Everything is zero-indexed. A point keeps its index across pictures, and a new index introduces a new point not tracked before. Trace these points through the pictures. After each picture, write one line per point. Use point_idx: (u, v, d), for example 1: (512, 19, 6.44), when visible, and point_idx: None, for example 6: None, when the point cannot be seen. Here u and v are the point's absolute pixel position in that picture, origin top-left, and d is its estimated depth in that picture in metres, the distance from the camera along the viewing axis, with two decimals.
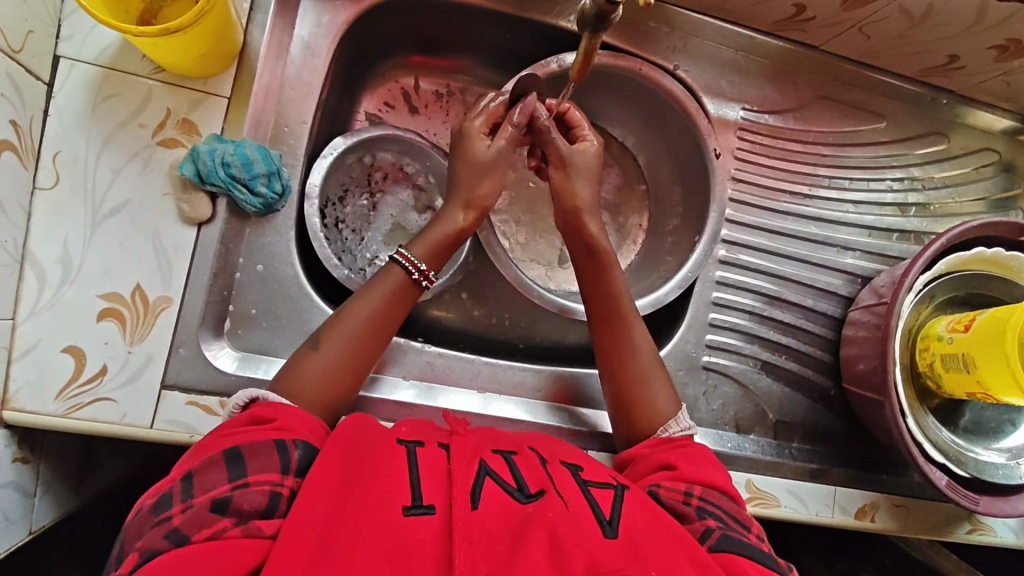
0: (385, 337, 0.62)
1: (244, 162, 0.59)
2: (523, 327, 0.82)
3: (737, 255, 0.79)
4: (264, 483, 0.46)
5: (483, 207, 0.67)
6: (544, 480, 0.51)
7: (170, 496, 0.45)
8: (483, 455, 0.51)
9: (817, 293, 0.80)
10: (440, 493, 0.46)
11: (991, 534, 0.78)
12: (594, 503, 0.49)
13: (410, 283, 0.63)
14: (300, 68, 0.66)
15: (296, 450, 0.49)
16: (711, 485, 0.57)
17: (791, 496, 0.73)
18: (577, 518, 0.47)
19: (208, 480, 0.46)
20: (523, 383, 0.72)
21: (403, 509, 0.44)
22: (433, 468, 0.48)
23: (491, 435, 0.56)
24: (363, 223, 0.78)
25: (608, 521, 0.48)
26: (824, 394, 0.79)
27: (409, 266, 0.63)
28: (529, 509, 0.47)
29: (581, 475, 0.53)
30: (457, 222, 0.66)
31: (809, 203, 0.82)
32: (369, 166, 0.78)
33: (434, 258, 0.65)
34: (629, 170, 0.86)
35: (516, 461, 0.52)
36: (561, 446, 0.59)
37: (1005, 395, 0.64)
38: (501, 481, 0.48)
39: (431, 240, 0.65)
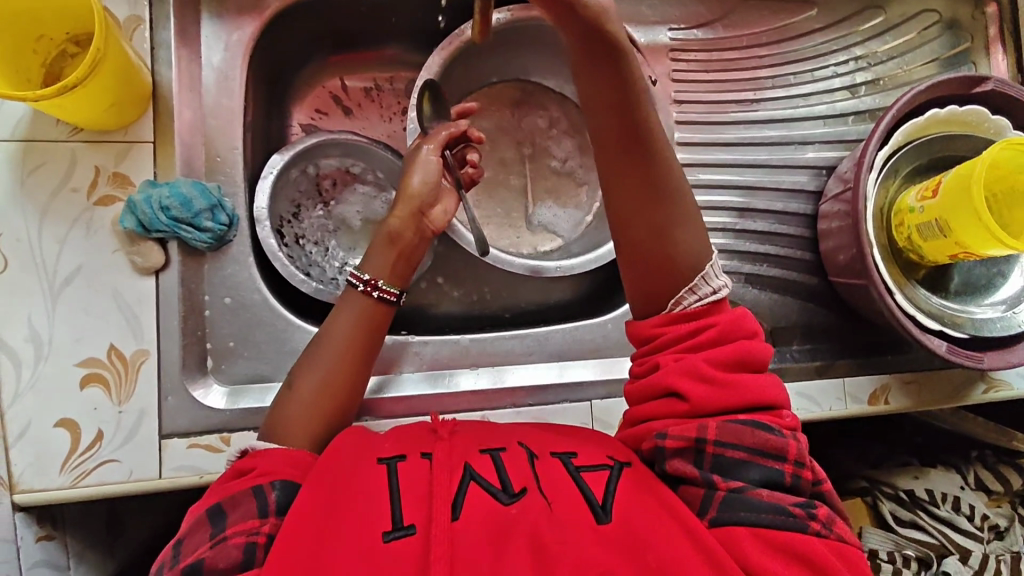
0: (364, 356, 0.61)
1: (183, 201, 0.59)
2: (504, 297, 0.84)
3: (697, 176, 0.78)
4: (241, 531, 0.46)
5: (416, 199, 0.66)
6: (529, 477, 0.50)
7: (164, 563, 0.47)
8: (469, 457, 0.51)
9: (787, 195, 0.79)
10: (420, 509, 0.46)
11: (1007, 389, 0.80)
12: (587, 489, 0.50)
13: (359, 296, 0.62)
14: (218, 96, 0.65)
15: (273, 491, 0.49)
16: (727, 412, 0.53)
17: (801, 397, 0.74)
18: (568, 515, 0.48)
19: (192, 542, 0.47)
20: (514, 351, 0.72)
21: (383, 535, 0.45)
22: (413, 481, 0.49)
23: (478, 433, 0.56)
24: (324, 233, 0.78)
25: (603, 506, 0.49)
26: (814, 292, 0.79)
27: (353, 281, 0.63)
28: (513, 511, 0.47)
29: (575, 460, 0.53)
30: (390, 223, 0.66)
31: (757, 107, 0.80)
32: (315, 176, 0.78)
33: (381, 270, 0.64)
34: (575, 119, 0.85)
35: (503, 457, 0.52)
36: (556, 427, 0.61)
37: (986, 249, 0.63)
38: (486, 484, 0.49)
39: (375, 252, 0.65)
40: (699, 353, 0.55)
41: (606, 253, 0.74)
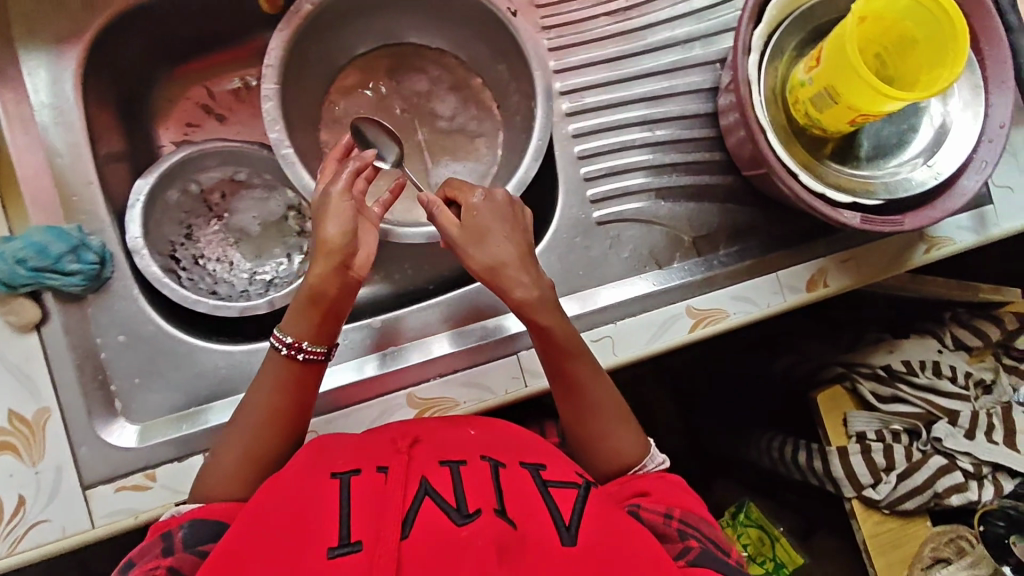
0: (300, 403, 0.60)
1: (38, 250, 0.57)
2: (426, 270, 0.82)
3: (583, 100, 0.73)
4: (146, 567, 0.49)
5: (334, 249, 0.58)
6: (488, 498, 0.48)
7: None
8: (429, 471, 0.50)
9: (685, 97, 0.75)
10: (369, 525, 0.45)
11: (947, 245, 0.78)
12: (556, 510, 0.50)
13: (283, 361, 0.59)
14: (58, 133, 0.63)
15: (181, 530, 0.51)
16: (688, 509, 0.58)
17: (736, 300, 0.72)
18: (530, 535, 0.46)
19: None
20: (429, 322, 0.72)
21: (328, 551, 0.43)
22: (366, 498, 0.47)
23: (441, 446, 0.55)
24: (225, 248, 0.76)
25: (568, 527, 0.48)
26: (733, 191, 0.76)
27: (278, 345, 0.59)
28: (468, 527, 0.45)
29: (542, 475, 0.55)
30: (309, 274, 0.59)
31: (634, 14, 0.74)
32: (200, 192, 0.75)
33: (304, 330, 0.59)
34: (456, 71, 0.82)
35: (463, 473, 0.51)
36: (520, 438, 0.61)
37: (879, 109, 0.60)
38: (441, 500, 0.47)
39: (295, 308, 0.59)
40: (661, 476, 0.61)
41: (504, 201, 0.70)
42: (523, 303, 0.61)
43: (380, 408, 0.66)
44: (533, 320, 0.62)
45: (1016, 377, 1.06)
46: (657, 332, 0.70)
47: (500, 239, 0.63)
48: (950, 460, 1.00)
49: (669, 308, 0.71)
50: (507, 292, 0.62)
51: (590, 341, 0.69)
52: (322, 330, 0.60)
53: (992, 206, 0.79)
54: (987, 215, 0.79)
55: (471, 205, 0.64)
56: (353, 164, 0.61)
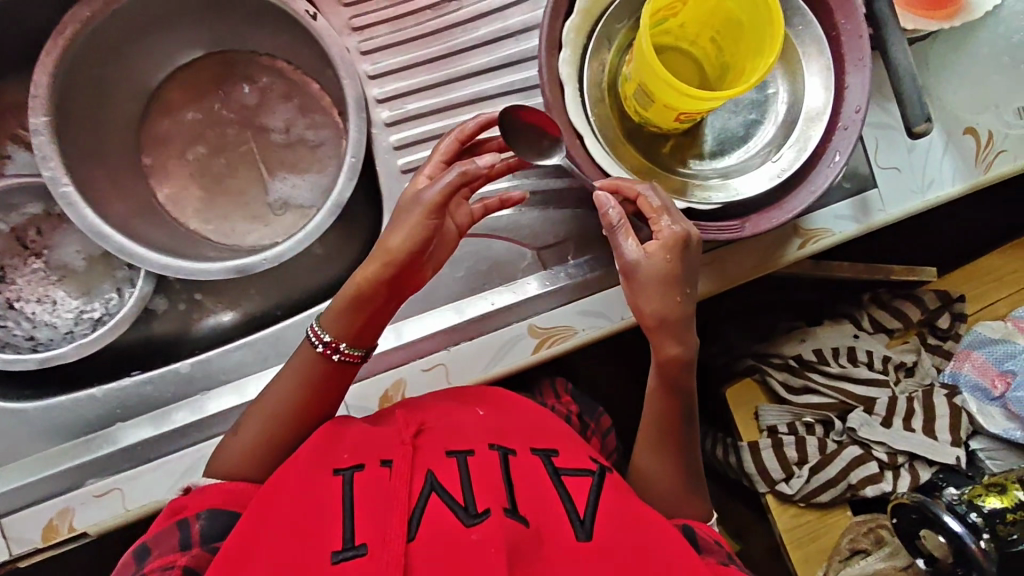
0: (321, 405, 0.58)
1: None
2: (276, 295, 0.77)
3: (405, 107, 0.66)
4: (161, 561, 0.48)
5: (394, 260, 0.55)
6: (495, 495, 0.47)
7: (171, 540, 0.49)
8: (433, 463, 0.49)
9: (522, 95, 0.66)
10: (373, 525, 0.43)
11: (826, 237, 0.71)
12: (567, 503, 0.50)
13: (320, 359, 0.58)
14: None
15: (198, 521, 0.50)
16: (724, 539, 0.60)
17: (584, 316, 0.67)
18: (547, 536, 0.46)
19: (164, 543, 0.49)
20: (246, 360, 0.64)
21: (332, 555, 0.42)
22: (371, 495, 0.46)
23: (448, 433, 0.53)
24: (47, 287, 0.73)
25: (581, 521, 0.48)
26: (584, 195, 0.68)
27: (312, 340, 0.57)
28: (473, 529, 0.43)
29: (554, 462, 0.54)
30: (357, 278, 0.56)
31: (458, 5, 0.67)
32: (13, 232, 0.72)
33: (344, 334, 0.57)
34: (288, 76, 0.75)
35: (470, 463, 0.49)
36: (522, 415, 0.61)
37: (694, 108, 0.53)
38: (448, 497, 0.45)
39: (338, 306, 0.57)
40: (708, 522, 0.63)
41: (315, 227, 0.64)
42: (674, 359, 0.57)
43: (187, 461, 0.59)
44: (670, 370, 0.58)
45: (939, 357, 0.99)
46: (495, 356, 0.66)
47: (688, 296, 0.56)
48: (865, 449, 0.93)
49: (507, 330, 0.66)
50: (659, 346, 0.57)
51: (422, 371, 0.65)
52: (361, 333, 0.58)
53: (876, 190, 0.71)
54: (870, 200, 0.71)
55: (676, 236, 0.54)
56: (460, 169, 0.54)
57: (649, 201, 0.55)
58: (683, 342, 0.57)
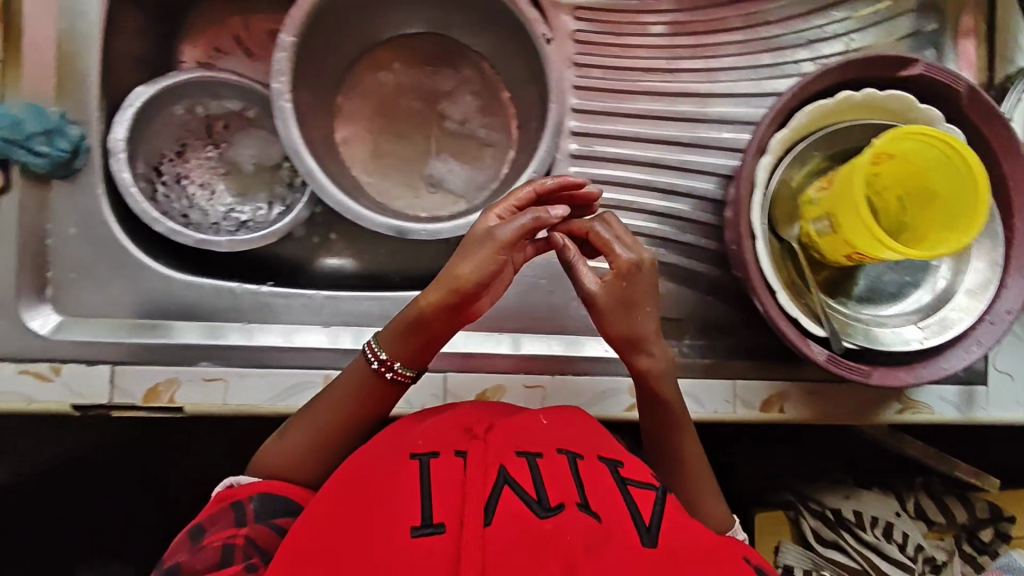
0: (368, 416, 0.60)
1: (14, 123, 0.58)
2: (397, 261, 0.78)
3: (592, 147, 0.71)
4: (218, 538, 0.53)
5: (461, 288, 0.54)
6: (568, 491, 0.46)
7: (219, 522, 0.55)
8: (507, 457, 0.47)
9: (695, 177, 0.72)
10: (452, 508, 0.43)
11: (924, 412, 0.72)
12: (633, 506, 0.48)
13: (372, 374, 0.59)
14: (76, 19, 0.62)
15: (250, 502, 0.56)
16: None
17: (683, 395, 0.70)
18: (614, 533, 0.44)
19: (221, 521, 0.55)
20: (370, 313, 0.67)
21: (411, 530, 0.42)
22: (448, 479, 0.46)
23: (516, 428, 0.52)
24: (212, 177, 0.77)
25: (647, 528, 0.46)
26: (714, 284, 0.73)
27: (370, 354, 0.59)
28: (548, 524, 0.43)
29: (620, 470, 0.51)
30: (421, 305, 0.56)
31: (672, 78, 0.72)
32: (205, 117, 0.76)
33: (402, 352, 0.58)
34: (487, 79, 0.81)
35: (542, 462, 0.48)
36: (591, 423, 0.57)
37: (873, 251, 0.56)
38: (522, 490, 0.44)
39: (396, 327, 0.58)
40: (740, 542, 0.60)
41: (476, 219, 0.68)
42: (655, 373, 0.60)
43: (291, 381, 0.63)
44: (652, 385, 0.61)
45: (970, 567, 0.96)
46: (591, 399, 0.68)
47: (647, 311, 0.59)
48: None
49: (610, 379, 0.69)
50: (632, 361, 0.60)
51: (523, 385, 0.67)
52: (416, 355, 0.58)
53: (985, 387, 0.73)
54: (977, 396, 0.73)
55: (623, 263, 0.58)
56: (531, 215, 0.55)
57: (598, 237, 0.59)
58: (654, 352, 0.60)
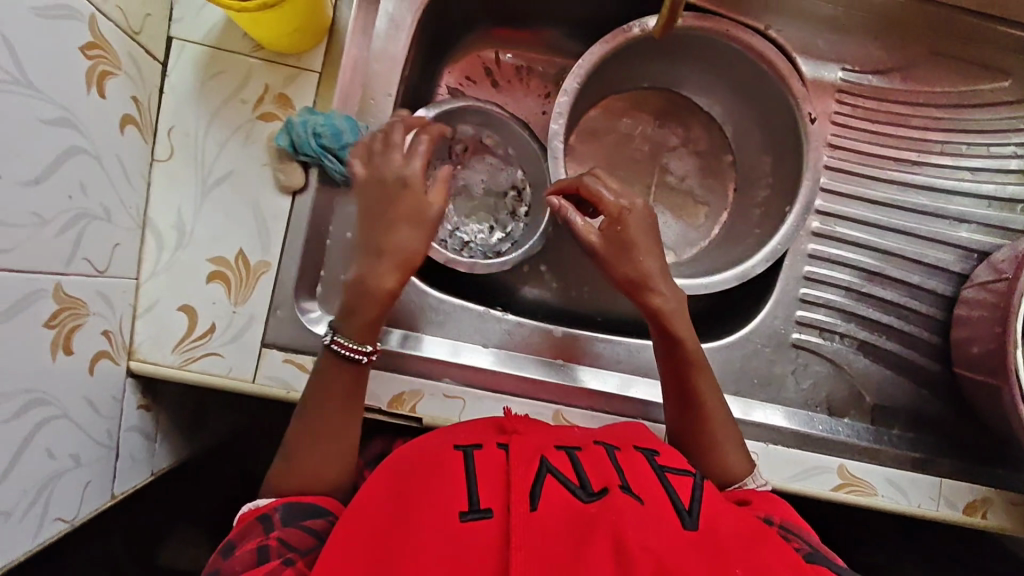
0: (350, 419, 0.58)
1: (334, 132, 0.62)
2: (601, 301, 0.80)
3: (833, 227, 0.73)
4: (251, 542, 0.49)
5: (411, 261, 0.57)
6: (610, 479, 0.47)
7: (248, 532, 0.51)
8: (544, 451, 0.49)
9: (926, 270, 0.73)
10: (498, 495, 0.45)
11: None
12: (674, 492, 0.49)
13: (353, 368, 0.58)
14: (385, 42, 0.68)
15: (277, 511, 0.52)
16: (796, 522, 0.53)
17: (889, 484, 0.69)
18: (660, 516, 0.45)
19: (252, 530, 0.51)
20: (601, 354, 0.70)
21: (460, 515, 0.43)
22: (491, 469, 0.48)
23: (549, 430, 0.55)
24: (444, 196, 0.80)
25: (688, 512, 0.47)
26: (930, 379, 0.73)
27: (352, 356, 0.57)
28: (591, 509, 0.44)
29: (657, 461, 0.53)
30: (385, 284, 0.56)
31: (917, 171, 0.74)
32: (450, 138, 0.79)
33: (371, 332, 0.57)
34: (715, 140, 0.83)
35: (580, 457, 0.50)
36: (645, 434, 0.59)
37: None
38: (562, 478, 0.46)
39: (364, 318, 0.57)
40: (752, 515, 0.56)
41: (718, 282, 0.69)
42: (667, 313, 0.61)
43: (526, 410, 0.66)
44: (667, 325, 0.61)
45: None
46: (801, 474, 0.67)
47: (649, 254, 0.61)
48: None
49: (820, 458, 0.68)
50: (643, 297, 0.61)
51: None
52: (371, 330, 0.57)
53: None
54: None
55: (615, 211, 0.61)
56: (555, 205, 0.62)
57: (591, 187, 0.62)
58: (663, 289, 0.61)
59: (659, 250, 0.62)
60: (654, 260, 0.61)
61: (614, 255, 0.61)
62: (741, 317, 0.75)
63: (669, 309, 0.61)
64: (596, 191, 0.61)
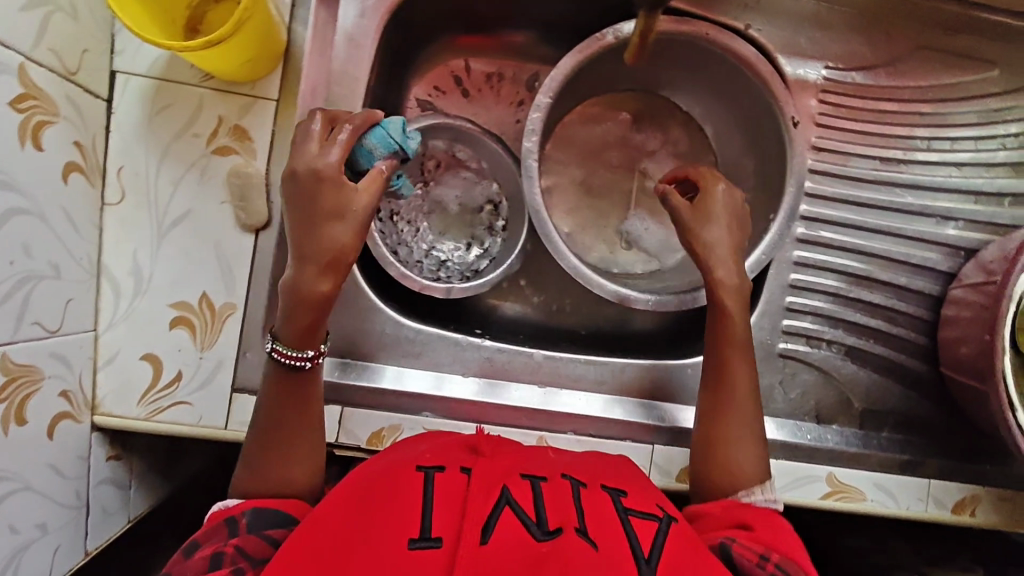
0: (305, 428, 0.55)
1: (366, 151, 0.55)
2: (585, 313, 0.79)
3: (818, 232, 0.71)
4: (210, 546, 0.45)
5: (338, 260, 0.51)
6: (572, 517, 0.44)
7: (209, 536, 0.47)
8: (509, 480, 0.46)
9: (913, 271, 0.72)
10: (451, 523, 0.41)
11: None
12: (632, 537, 0.45)
13: (286, 376, 0.54)
14: (345, 62, 0.62)
15: (244, 516, 0.48)
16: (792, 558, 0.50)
17: (879, 489, 0.69)
18: (616, 563, 0.41)
19: (214, 534, 0.47)
20: (585, 376, 0.68)
21: (409, 541, 0.40)
22: (449, 494, 0.44)
23: (522, 457, 0.51)
24: (418, 214, 0.76)
25: (646, 559, 0.43)
26: (919, 381, 0.72)
27: (291, 363, 0.53)
28: (545, 548, 0.40)
29: (624, 501, 0.49)
30: (321, 286, 0.51)
31: (902, 169, 0.72)
32: (421, 156, 0.77)
33: (309, 337, 0.53)
34: (697, 142, 0.80)
35: (544, 488, 0.47)
36: (632, 472, 0.56)
37: None
38: (522, 512, 0.43)
39: (299, 319, 0.52)
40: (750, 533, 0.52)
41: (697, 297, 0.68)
42: (721, 284, 0.61)
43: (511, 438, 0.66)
44: (721, 300, 0.61)
45: None
46: (793, 485, 0.68)
47: (722, 227, 0.62)
48: None
49: (811, 468, 0.69)
50: (711, 269, 0.61)
51: None
52: (307, 334, 0.53)
53: None
54: None
55: (713, 181, 0.63)
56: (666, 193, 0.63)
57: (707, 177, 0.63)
58: (736, 270, 0.61)
59: (738, 225, 0.63)
60: (734, 236, 0.62)
61: (688, 216, 0.62)
62: None
63: (727, 280, 0.61)
64: (703, 179, 0.63)
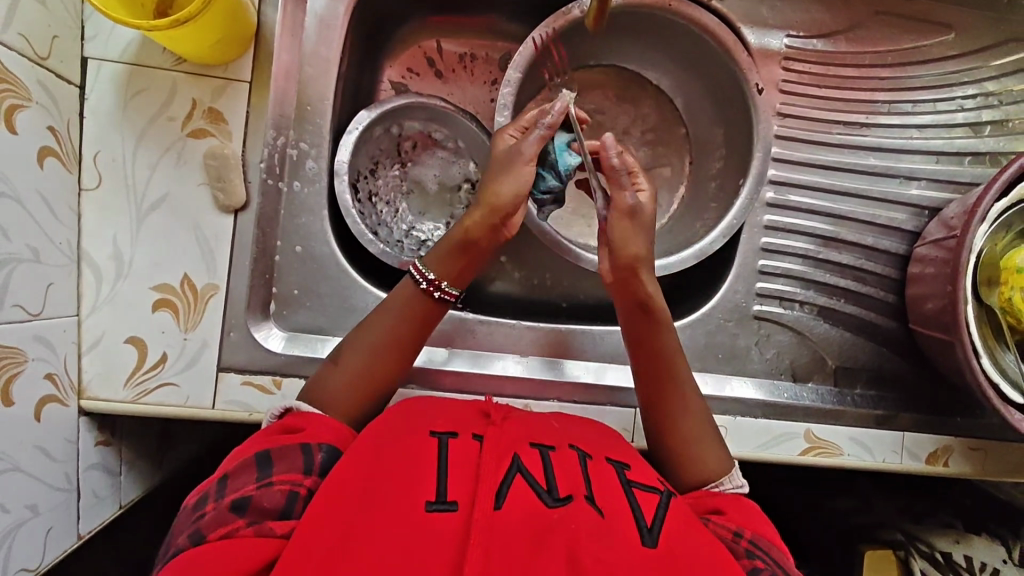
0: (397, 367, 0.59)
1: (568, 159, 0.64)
2: (566, 286, 0.80)
3: (788, 196, 0.73)
4: (285, 482, 0.45)
5: (500, 208, 0.59)
6: (579, 487, 0.45)
7: (275, 465, 0.47)
8: (519, 448, 0.47)
9: (881, 231, 0.74)
10: (466, 488, 0.42)
11: None
12: (636, 508, 0.45)
13: (422, 296, 0.59)
14: (316, 43, 0.64)
15: (320, 452, 0.48)
16: (763, 535, 0.51)
17: (854, 443, 0.71)
18: (620, 529, 0.42)
19: (285, 466, 0.47)
20: (566, 344, 0.70)
21: (426, 504, 0.41)
22: (463, 460, 0.45)
23: (531, 425, 0.52)
24: (397, 195, 0.77)
25: (649, 529, 0.43)
26: (890, 337, 0.75)
27: (418, 278, 0.59)
28: (555, 514, 0.41)
29: (627, 473, 0.50)
30: (483, 229, 0.59)
31: (866, 133, 0.74)
32: (397, 137, 0.76)
33: (449, 271, 0.60)
34: (667, 114, 0.82)
35: (553, 457, 0.47)
36: (605, 435, 0.57)
37: None
38: (532, 480, 0.44)
39: (442, 249, 0.60)
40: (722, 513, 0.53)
41: (677, 262, 0.69)
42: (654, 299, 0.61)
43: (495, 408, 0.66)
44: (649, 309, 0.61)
45: None
46: (771, 441, 0.69)
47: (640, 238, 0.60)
48: None
49: (789, 425, 0.70)
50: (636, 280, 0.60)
51: None
52: (462, 274, 0.60)
53: None
54: None
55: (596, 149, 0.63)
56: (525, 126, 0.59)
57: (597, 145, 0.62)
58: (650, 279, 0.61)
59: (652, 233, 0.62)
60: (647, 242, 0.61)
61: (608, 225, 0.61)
62: (702, 292, 0.76)
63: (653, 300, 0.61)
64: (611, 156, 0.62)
